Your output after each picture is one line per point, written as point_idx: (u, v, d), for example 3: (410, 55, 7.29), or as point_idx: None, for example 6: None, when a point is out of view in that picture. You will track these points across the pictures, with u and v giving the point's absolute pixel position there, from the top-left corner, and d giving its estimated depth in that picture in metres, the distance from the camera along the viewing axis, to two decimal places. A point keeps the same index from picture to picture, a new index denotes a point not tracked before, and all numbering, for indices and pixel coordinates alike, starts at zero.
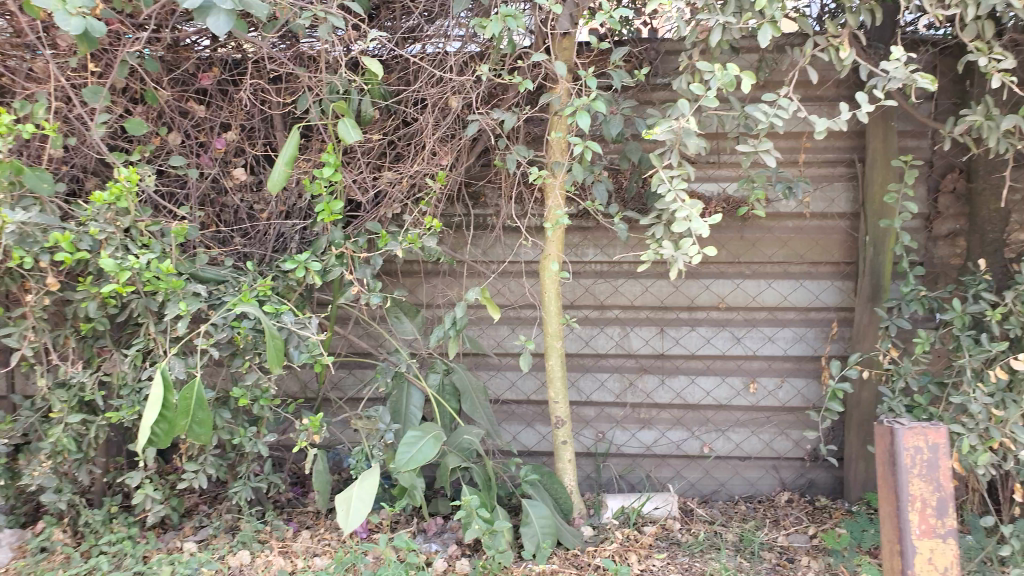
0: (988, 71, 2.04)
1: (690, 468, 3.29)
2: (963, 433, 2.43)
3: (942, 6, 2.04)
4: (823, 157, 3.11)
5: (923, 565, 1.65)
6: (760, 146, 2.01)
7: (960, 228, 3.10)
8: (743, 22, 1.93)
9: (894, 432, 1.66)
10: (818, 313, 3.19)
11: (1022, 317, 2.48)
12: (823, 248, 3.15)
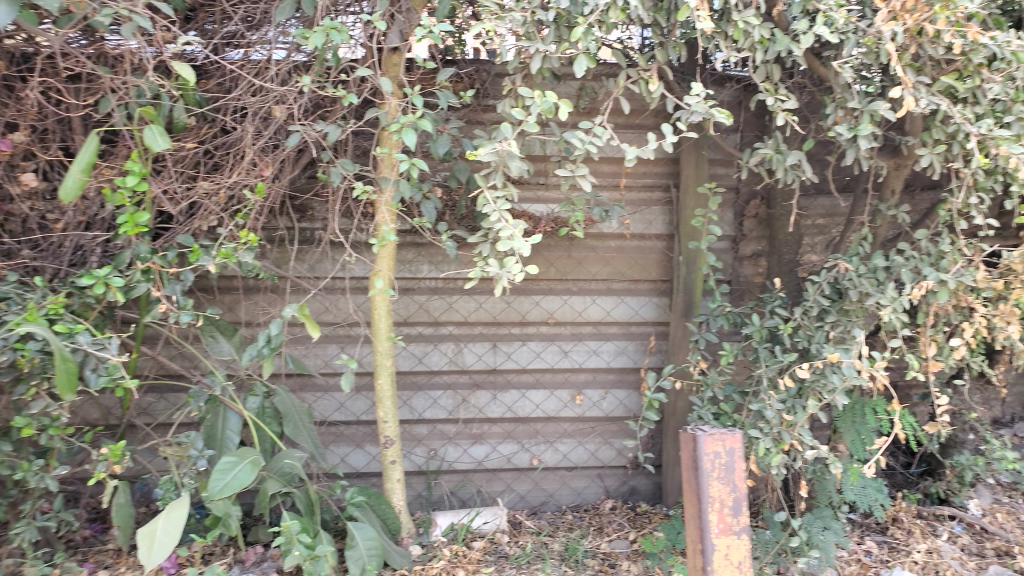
0: (775, 109, 2.27)
1: (520, 481, 3.35)
2: (760, 437, 2.66)
3: (736, 48, 2.25)
4: (641, 182, 3.29)
5: (721, 561, 1.79)
6: (578, 171, 2.11)
7: (761, 250, 3.41)
8: (560, 52, 2.05)
9: (696, 437, 1.78)
10: (638, 327, 3.38)
11: (809, 332, 2.79)
12: (642, 267, 3.34)
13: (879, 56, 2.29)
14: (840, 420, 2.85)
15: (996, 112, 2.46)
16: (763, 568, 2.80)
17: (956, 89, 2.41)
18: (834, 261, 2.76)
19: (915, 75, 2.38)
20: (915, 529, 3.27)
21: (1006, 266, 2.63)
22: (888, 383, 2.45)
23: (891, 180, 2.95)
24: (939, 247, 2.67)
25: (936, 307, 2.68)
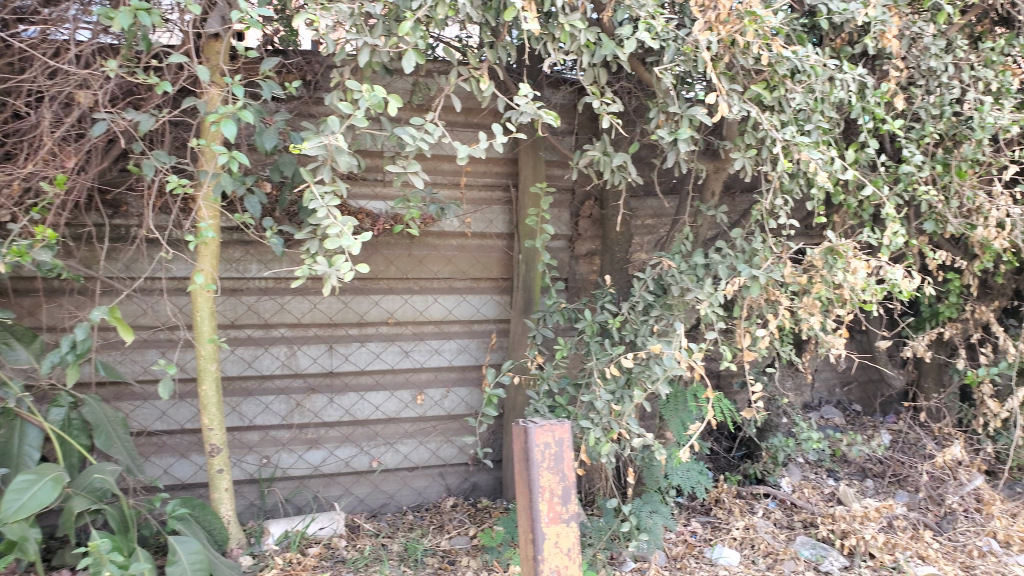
0: (601, 112, 2.36)
1: (359, 484, 3.28)
2: (591, 427, 2.76)
3: (563, 51, 2.33)
4: (482, 181, 3.32)
5: (551, 548, 1.84)
6: (409, 167, 2.09)
7: (595, 249, 3.55)
8: (389, 46, 2.02)
9: (526, 429, 1.81)
10: (479, 325, 3.41)
11: (636, 325, 2.94)
12: (482, 266, 3.37)
13: (697, 64, 2.42)
14: (665, 409, 3.01)
15: (799, 120, 2.70)
16: (597, 553, 2.94)
17: (764, 98, 2.59)
18: (658, 258, 2.92)
19: (729, 82, 2.53)
20: (734, 507, 3.52)
21: (806, 262, 2.89)
22: (703, 372, 2.63)
23: (711, 183, 3.14)
24: (751, 245, 2.88)
25: (749, 300, 2.88)
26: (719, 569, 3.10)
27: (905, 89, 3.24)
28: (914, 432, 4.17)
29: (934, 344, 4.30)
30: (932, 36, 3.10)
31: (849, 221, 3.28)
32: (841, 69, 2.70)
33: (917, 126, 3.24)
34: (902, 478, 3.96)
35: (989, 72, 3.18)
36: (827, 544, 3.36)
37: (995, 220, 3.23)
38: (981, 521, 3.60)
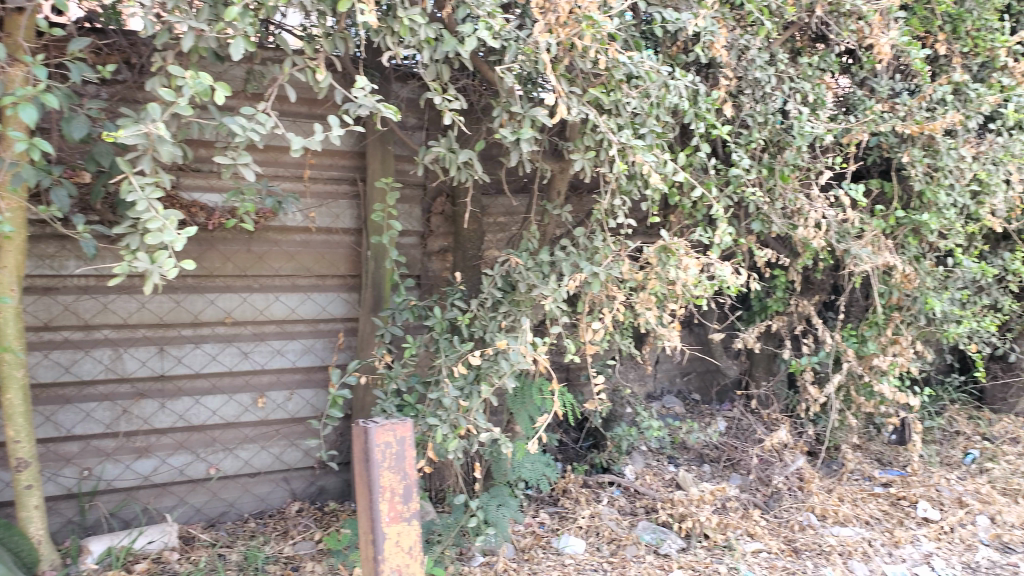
0: (442, 108, 2.35)
1: (195, 493, 3.11)
2: (438, 424, 2.74)
3: (403, 45, 2.31)
4: (328, 174, 3.22)
5: (392, 547, 1.81)
6: (239, 159, 2.00)
7: (448, 245, 3.53)
8: (216, 32, 1.92)
9: (366, 429, 1.77)
10: (326, 324, 3.33)
11: (484, 322, 2.95)
12: (328, 262, 3.28)
13: (537, 64, 2.48)
14: (514, 404, 3.06)
15: (635, 124, 2.82)
16: (445, 550, 2.96)
17: (603, 101, 2.68)
18: (506, 255, 2.95)
19: (569, 85, 2.61)
20: (580, 497, 3.63)
21: (644, 259, 3.02)
22: (547, 366, 2.70)
23: (557, 182, 3.20)
24: (593, 242, 2.97)
25: (591, 295, 2.97)
26: (565, 558, 3.19)
27: (734, 98, 3.46)
28: (747, 419, 4.47)
29: (763, 336, 4.64)
30: (757, 49, 3.32)
31: (684, 221, 3.45)
32: (673, 76, 2.85)
33: (744, 132, 3.47)
34: (735, 461, 4.23)
35: (806, 85, 3.48)
36: (666, 527, 3.53)
37: (813, 221, 3.49)
38: (802, 498, 3.93)
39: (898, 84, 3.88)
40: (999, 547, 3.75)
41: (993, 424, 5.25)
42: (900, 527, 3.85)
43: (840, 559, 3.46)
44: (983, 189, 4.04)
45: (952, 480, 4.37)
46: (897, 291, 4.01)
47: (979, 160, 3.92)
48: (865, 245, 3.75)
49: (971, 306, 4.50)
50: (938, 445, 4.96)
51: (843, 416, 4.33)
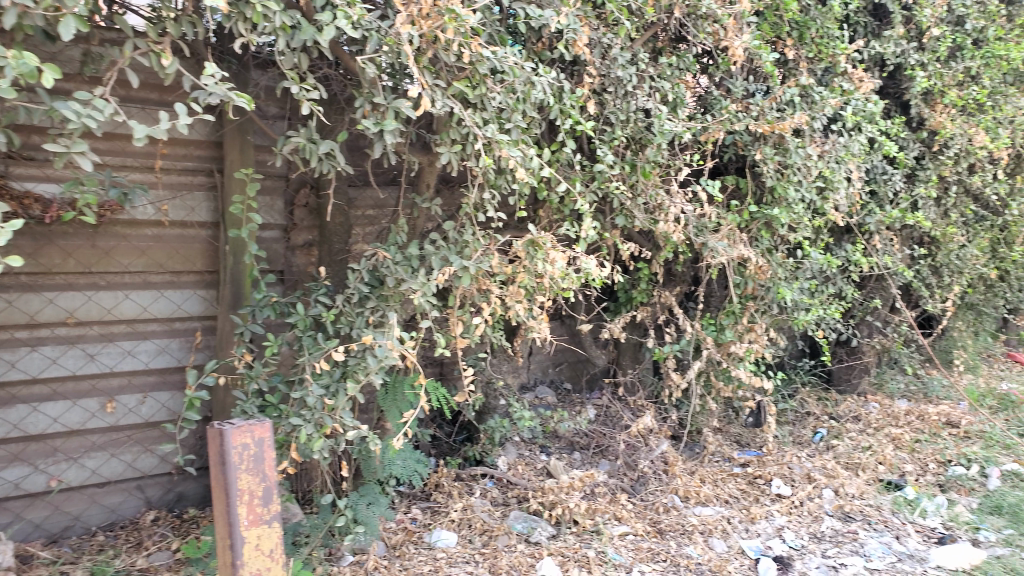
0: (300, 98, 2.27)
1: (35, 508, 2.88)
2: (302, 424, 2.66)
3: (257, 31, 2.22)
4: (182, 164, 3.06)
5: (252, 553, 1.72)
6: (74, 147, 1.85)
7: (313, 239, 3.45)
8: (42, 9, 1.74)
9: (222, 431, 1.68)
10: (182, 323, 3.17)
11: (350, 318, 2.88)
12: (183, 258, 3.13)
13: (400, 56, 2.45)
14: (384, 400, 3.04)
15: (500, 119, 2.84)
16: (312, 551, 2.90)
17: (467, 95, 2.67)
18: (373, 249, 2.89)
19: (432, 78, 2.58)
20: (452, 491, 3.63)
21: (512, 253, 3.05)
22: (415, 359, 2.69)
23: (425, 175, 3.17)
24: (463, 236, 2.97)
25: (461, 290, 2.96)
26: (436, 551, 3.20)
27: (598, 95, 3.53)
28: (615, 407, 4.61)
29: (630, 326, 4.80)
30: (619, 48, 3.41)
31: (552, 215, 3.52)
32: (537, 72, 2.88)
33: (608, 129, 3.55)
34: (604, 448, 4.37)
35: (665, 84, 3.62)
36: (537, 515, 3.60)
37: (673, 215, 3.66)
38: (666, 481, 4.11)
39: (751, 85, 4.10)
40: (841, 517, 4.07)
41: (839, 404, 5.67)
42: (755, 503, 4.10)
43: (701, 537, 3.65)
44: (827, 186, 4.33)
45: (802, 458, 4.69)
46: (751, 281, 4.24)
47: (823, 158, 4.20)
48: (722, 238, 3.95)
49: (818, 295, 4.84)
50: (790, 425, 5.31)
51: (704, 401, 4.55)
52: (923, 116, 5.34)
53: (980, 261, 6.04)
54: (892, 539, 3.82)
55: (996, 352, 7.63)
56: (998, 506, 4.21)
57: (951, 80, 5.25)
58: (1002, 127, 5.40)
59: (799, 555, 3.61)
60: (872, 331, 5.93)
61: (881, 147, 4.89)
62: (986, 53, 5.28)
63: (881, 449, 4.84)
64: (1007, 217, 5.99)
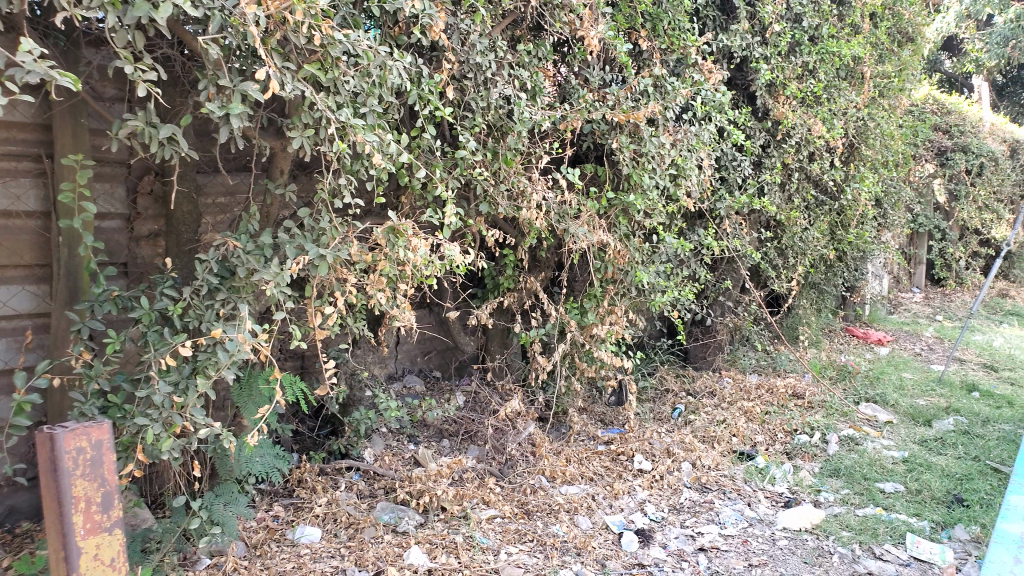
0: (134, 79, 2.11)
1: None
2: (148, 424, 2.51)
3: (82, 5, 2.04)
4: (4, 149, 2.80)
5: (90, 564, 1.55)
6: None
7: (159, 229, 3.26)
8: None
9: (53, 436, 1.49)
10: (10, 322, 2.91)
11: (199, 311, 2.74)
12: (9, 251, 2.87)
13: (246, 38, 2.35)
14: (240, 397, 2.93)
15: (355, 104, 2.77)
16: (164, 558, 2.76)
17: (319, 79, 2.59)
18: (223, 238, 2.75)
19: (281, 60, 2.47)
20: (316, 485, 3.55)
21: (372, 241, 3.00)
22: (269, 352, 2.62)
23: (278, 161, 3.05)
24: (319, 223, 2.86)
25: (318, 279, 2.88)
26: (300, 548, 3.13)
27: (457, 81, 3.49)
28: (484, 392, 4.65)
29: (497, 312, 4.82)
30: (478, 35, 3.38)
31: (413, 202, 3.48)
32: (392, 57, 2.83)
33: (468, 116, 3.54)
34: (472, 434, 4.41)
35: (524, 72, 3.65)
36: (405, 505, 3.59)
37: (535, 202, 3.72)
38: (533, 462, 4.21)
39: (607, 75, 4.20)
40: (698, 488, 4.30)
41: (695, 380, 5.98)
42: (618, 479, 4.26)
43: (566, 515, 3.75)
44: (680, 173, 4.55)
45: (661, 433, 4.92)
46: (611, 266, 4.36)
47: (676, 147, 4.39)
48: (582, 225, 4.05)
49: (674, 278, 5.07)
50: (651, 402, 5.54)
51: (569, 382, 4.67)
52: (767, 107, 5.68)
53: (819, 243, 6.55)
54: (743, 506, 4.09)
55: (834, 327, 8.28)
56: (836, 469, 4.60)
57: (791, 74, 5.63)
58: (837, 117, 6.11)
59: (659, 527, 3.80)
60: (725, 310, 6.29)
61: (729, 136, 5.16)
62: (821, 49, 5.80)
63: (733, 422, 5.16)
64: (842, 202, 6.57)
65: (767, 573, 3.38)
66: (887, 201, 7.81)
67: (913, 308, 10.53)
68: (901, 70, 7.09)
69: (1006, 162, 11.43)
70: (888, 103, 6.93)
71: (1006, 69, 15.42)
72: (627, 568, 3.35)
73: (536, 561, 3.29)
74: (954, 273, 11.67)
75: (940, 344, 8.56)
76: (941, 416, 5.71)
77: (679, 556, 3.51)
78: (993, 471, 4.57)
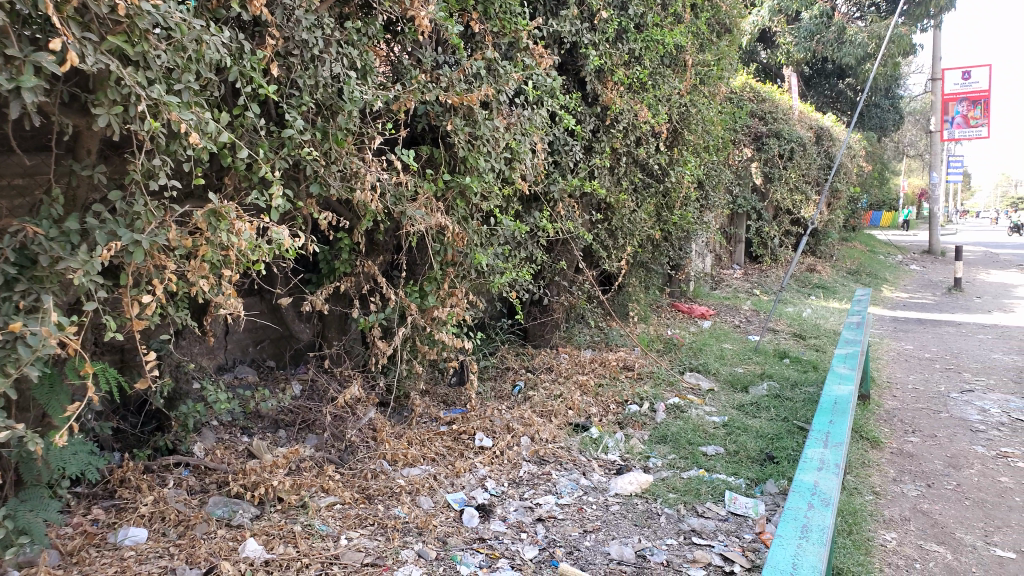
0: None
1: None
2: None
3: None
4: None
5: None
6: None
7: None
8: None
9: None
10: None
11: None
12: None
13: (37, 4, 2.15)
14: (44, 394, 2.73)
15: (168, 80, 2.61)
16: None
17: (126, 52, 2.42)
18: (20, 223, 2.51)
19: (81, 31, 2.28)
20: (141, 484, 3.35)
21: (192, 224, 2.86)
22: (79, 346, 2.45)
23: (84, 140, 2.84)
24: (132, 207, 2.67)
25: (133, 267, 2.70)
26: (123, 550, 2.96)
27: (282, 59, 3.37)
28: (321, 380, 4.57)
29: (333, 297, 4.71)
30: (303, 10, 3.28)
31: (238, 184, 3.33)
32: (208, 31, 2.70)
33: (295, 95, 3.42)
34: (310, 423, 4.32)
35: (354, 51, 3.57)
36: (239, 498, 3.48)
37: (369, 183, 3.66)
38: (374, 447, 4.19)
39: (440, 56, 4.20)
40: (536, 461, 4.47)
41: (534, 357, 6.18)
42: (460, 458, 4.35)
43: (408, 497, 3.77)
44: (514, 156, 4.65)
45: (502, 410, 5.05)
46: (450, 248, 4.37)
47: (509, 130, 4.47)
48: (419, 207, 4.04)
49: (512, 259, 5.19)
50: (492, 381, 5.66)
51: (410, 365, 4.68)
52: (597, 92, 5.90)
53: (646, 224, 6.93)
54: (579, 475, 4.31)
55: (662, 303, 8.82)
56: (664, 435, 4.93)
57: (618, 60, 5.89)
58: (661, 103, 6.48)
59: (499, 501, 3.92)
60: (562, 290, 6.51)
61: (561, 120, 5.33)
62: (646, 37, 6.11)
63: (570, 395, 5.39)
64: (667, 183, 6.99)
65: (600, 537, 3.58)
66: (709, 183, 8.38)
67: (734, 283, 11.39)
68: (718, 60, 7.61)
69: (811, 147, 12.59)
70: (708, 91, 7.43)
71: (813, 61, 16.90)
72: (468, 543, 3.44)
73: (376, 544, 3.30)
74: (769, 251, 12.76)
75: (755, 316, 9.35)
76: (756, 381, 6.26)
77: (518, 527, 3.64)
78: (799, 429, 5.08)
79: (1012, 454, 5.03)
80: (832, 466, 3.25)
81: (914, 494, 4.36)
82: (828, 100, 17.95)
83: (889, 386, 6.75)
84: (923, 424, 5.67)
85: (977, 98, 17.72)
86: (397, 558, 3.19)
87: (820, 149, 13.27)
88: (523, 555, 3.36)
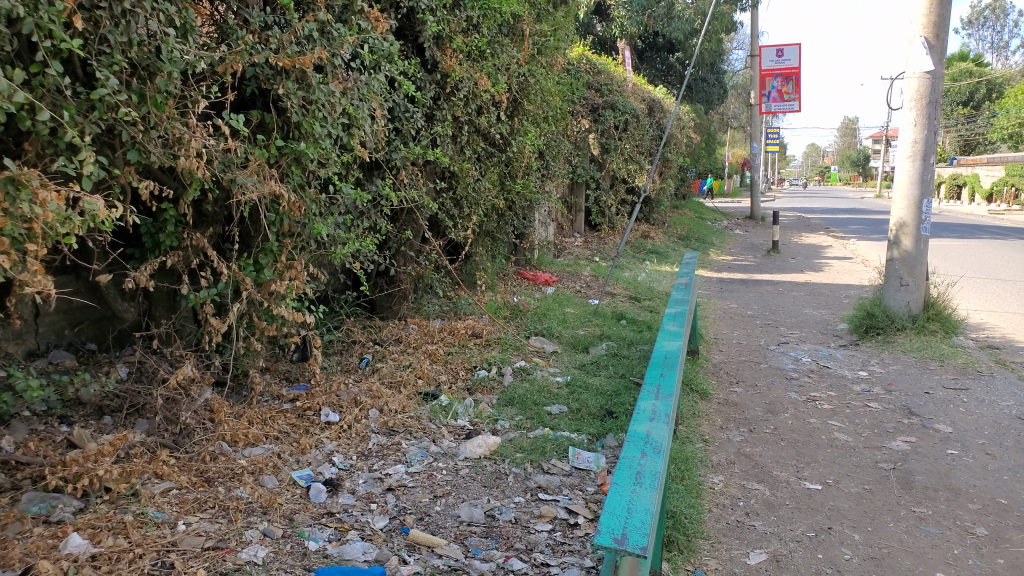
0: None
1: None
2: None
3: None
4: None
5: None
6: None
7: None
8: None
9: None
10: None
11: None
12: None
13: None
14: None
15: None
16: None
17: None
18: None
19: None
20: None
21: None
22: None
23: None
24: None
25: None
26: None
27: (88, 12, 3.08)
28: (150, 361, 4.28)
29: (159, 273, 4.40)
30: None
31: (42, 151, 3.02)
32: None
33: (106, 53, 3.14)
34: (139, 407, 4.05)
35: (172, 6, 3.32)
36: (60, 491, 3.22)
37: (193, 149, 3.43)
38: (212, 429, 4.00)
39: (268, 17, 3.99)
40: (385, 432, 4.44)
41: (381, 329, 6.11)
42: (306, 435, 4.24)
43: (251, 477, 3.64)
44: (352, 122, 4.52)
45: (349, 385, 4.97)
46: (287, 219, 4.20)
47: (346, 96, 4.34)
48: (251, 175, 3.84)
49: (354, 229, 5.06)
50: (338, 355, 5.55)
51: (248, 342, 4.48)
52: (435, 59, 5.84)
53: (490, 193, 6.99)
54: (428, 443, 4.33)
55: (508, 271, 8.97)
56: (511, 398, 5.05)
57: (456, 27, 5.86)
58: (500, 72, 6.54)
59: (348, 474, 3.87)
60: (408, 260, 6.45)
61: (401, 87, 5.24)
62: (484, 5, 6.12)
63: (418, 365, 5.38)
64: (509, 153, 7.08)
65: (449, 501, 3.64)
66: (548, 153, 8.59)
67: (575, 250, 11.77)
68: (555, 30, 7.74)
69: (644, 119, 13.18)
70: (545, 61, 7.57)
71: (644, 35, 17.61)
72: (315, 519, 3.38)
73: (217, 527, 3.17)
74: (607, 219, 13.28)
75: (596, 281, 9.74)
76: (596, 343, 6.53)
77: (368, 498, 3.62)
78: (636, 385, 5.37)
79: (819, 398, 5.59)
80: (662, 416, 3.47)
81: (737, 439, 4.75)
82: (659, 73, 18.82)
83: (716, 342, 7.27)
84: (745, 375, 6.17)
85: (789, 74, 19.18)
86: (241, 540, 3.09)
87: (652, 120, 13.94)
88: (373, 526, 3.35)
